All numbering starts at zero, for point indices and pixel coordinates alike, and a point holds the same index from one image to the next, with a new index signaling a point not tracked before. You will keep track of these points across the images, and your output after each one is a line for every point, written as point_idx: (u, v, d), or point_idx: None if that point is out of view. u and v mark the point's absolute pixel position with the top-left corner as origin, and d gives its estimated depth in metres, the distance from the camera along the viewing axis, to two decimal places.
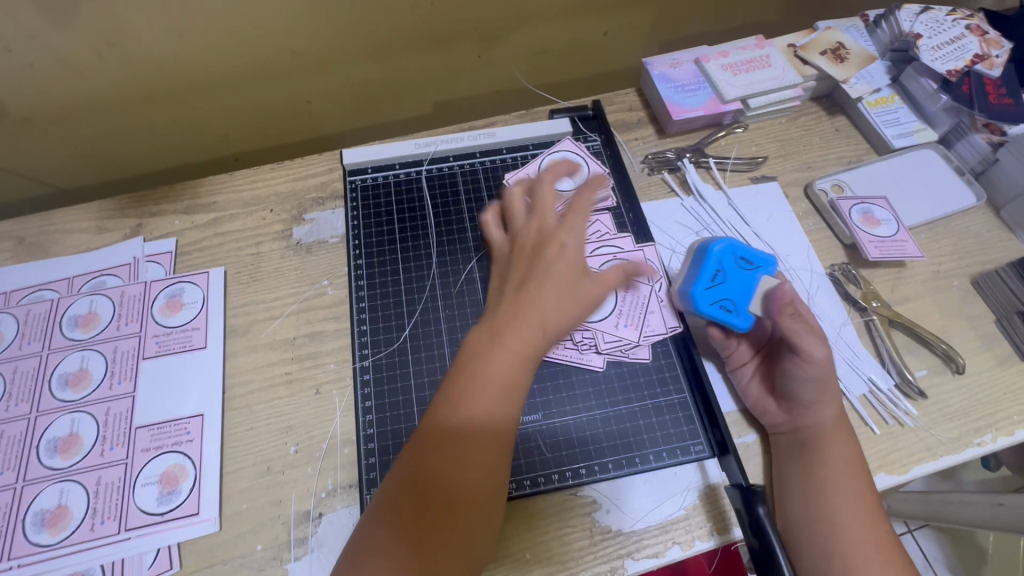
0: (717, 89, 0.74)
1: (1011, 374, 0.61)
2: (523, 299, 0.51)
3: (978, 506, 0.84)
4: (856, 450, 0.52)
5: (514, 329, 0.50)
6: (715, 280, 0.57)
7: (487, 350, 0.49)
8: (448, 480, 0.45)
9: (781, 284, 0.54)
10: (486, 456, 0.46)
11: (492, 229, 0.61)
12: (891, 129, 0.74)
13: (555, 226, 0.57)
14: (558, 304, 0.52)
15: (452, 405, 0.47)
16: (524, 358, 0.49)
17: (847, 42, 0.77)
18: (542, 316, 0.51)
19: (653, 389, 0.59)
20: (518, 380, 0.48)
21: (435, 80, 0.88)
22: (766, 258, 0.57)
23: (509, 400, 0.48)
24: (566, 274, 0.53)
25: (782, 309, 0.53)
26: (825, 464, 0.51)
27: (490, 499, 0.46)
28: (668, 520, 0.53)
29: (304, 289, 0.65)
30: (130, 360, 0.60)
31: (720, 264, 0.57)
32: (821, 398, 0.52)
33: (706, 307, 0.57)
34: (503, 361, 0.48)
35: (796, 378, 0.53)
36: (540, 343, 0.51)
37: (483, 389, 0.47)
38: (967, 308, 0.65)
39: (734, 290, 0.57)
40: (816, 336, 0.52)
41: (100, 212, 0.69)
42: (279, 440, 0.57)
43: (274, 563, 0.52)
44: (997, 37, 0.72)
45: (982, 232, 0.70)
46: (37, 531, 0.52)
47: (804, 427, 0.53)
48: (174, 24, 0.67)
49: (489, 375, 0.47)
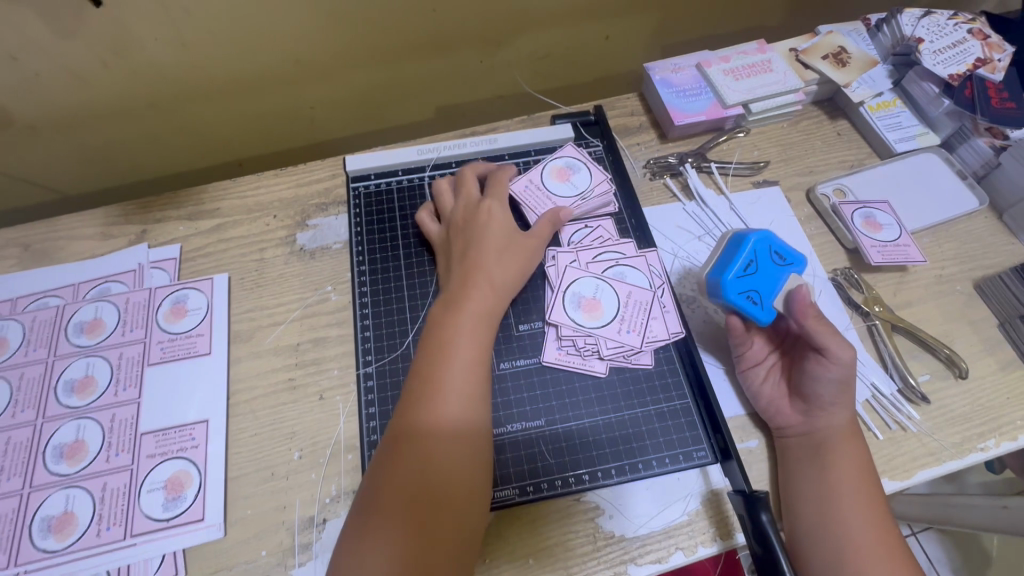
0: (719, 94, 0.74)
1: (1014, 378, 0.61)
2: (468, 264, 0.58)
3: (982, 509, 0.84)
4: (864, 457, 0.52)
5: (474, 297, 0.56)
6: (747, 269, 0.55)
7: (450, 319, 0.54)
8: (432, 441, 0.48)
9: (801, 286, 0.54)
10: (463, 413, 0.50)
11: (427, 225, 0.65)
12: (893, 134, 0.74)
13: (480, 198, 0.64)
14: (502, 263, 0.59)
15: (425, 373, 0.51)
16: (481, 320, 0.55)
17: (848, 46, 0.77)
18: (493, 278, 0.57)
19: (655, 395, 0.59)
20: (480, 339, 0.54)
21: (437, 85, 0.88)
22: (799, 256, 0.56)
23: (475, 359, 0.52)
24: (501, 233, 0.60)
25: (809, 307, 0.52)
26: (832, 470, 0.51)
27: (475, 452, 0.49)
28: (670, 526, 0.53)
29: (308, 295, 0.65)
30: (135, 367, 0.60)
31: (755, 255, 0.55)
32: (838, 401, 0.53)
33: (733, 294, 0.55)
34: (465, 325, 0.54)
35: (818, 377, 0.52)
36: (494, 302, 0.57)
37: (451, 353, 0.52)
38: (970, 313, 0.65)
39: (764, 282, 0.55)
40: (842, 337, 0.52)
41: (105, 219, 0.70)
42: (283, 446, 0.57)
43: (278, 569, 0.52)
44: (999, 41, 0.72)
45: (985, 236, 0.69)
46: (44, 537, 0.52)
47: (820, 430, 0.53)
48: (178, 32, 0.67)
49: (454, 340, 0.53)
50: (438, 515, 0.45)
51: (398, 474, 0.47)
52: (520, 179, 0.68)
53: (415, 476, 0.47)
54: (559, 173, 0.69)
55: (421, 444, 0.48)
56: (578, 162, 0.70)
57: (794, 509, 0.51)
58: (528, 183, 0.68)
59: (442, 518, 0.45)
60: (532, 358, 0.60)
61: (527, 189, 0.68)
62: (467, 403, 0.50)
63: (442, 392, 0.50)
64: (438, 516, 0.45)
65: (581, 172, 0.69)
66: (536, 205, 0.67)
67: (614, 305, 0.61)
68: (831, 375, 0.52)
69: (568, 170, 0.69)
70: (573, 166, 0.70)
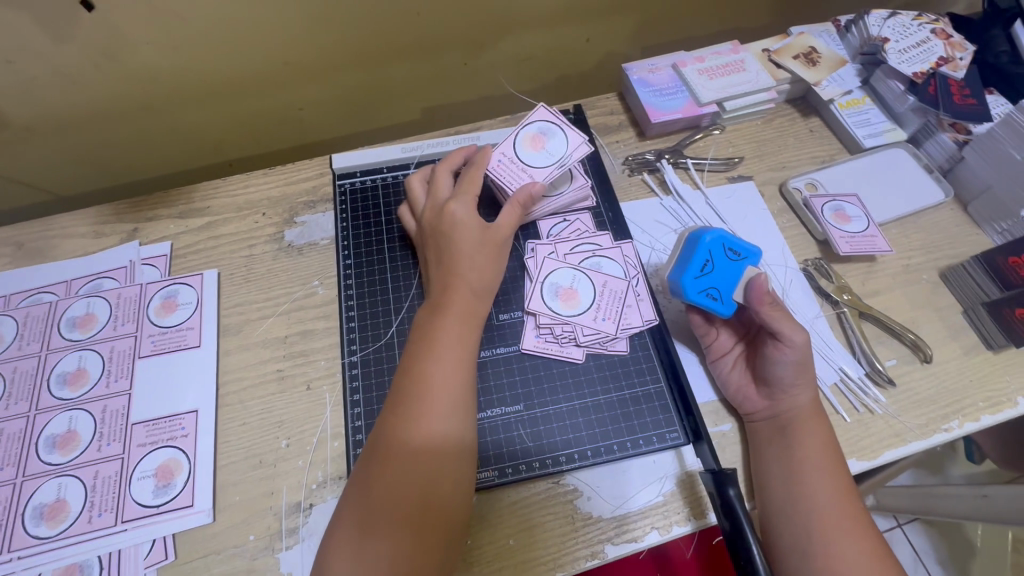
0: (694, 93, 0.76)
1: (977, 362, 0.63)
2: (447, 269, 0.59)
3: (961, 498, 0.86)
4: (830, 437, 0.54)
5: (456, 304, 0.57)
6: (705, 269, 0.58)
7: (435, 327, 0.55)
8: (417, 448, 0.49)
9: (757, 276, 0.55)
10: (447, 421, 0.51)
11: (406, 219, 0.68)
12: (862, 130, 0.77)
13: (445, 200, 0.63)
14: (476, 264, 0.59)
15: (412, 381, 0.52)
16: (463, 325, 0.56)
17: (819, 46, 0.80)
18: (470, 282, 0.58)
19: (631, 379, 0.61)
20: (464, 344, 0.55)
21: (424, 86, 0.91)
22: (752, 249, 0.58)
23: (459, 366, 0.54)
24: (473, 232, 0.61)
25: (762, 299, 0.54)
26: (797, 449, 0.53)
27: (460, 459, 0.51)
28: (646, 506, 0.55)
29: (296, 289, 0.67)
30: (126, 360, 0.62)
31: (710, 253, 0.58)
32: (798, 382, 0.55)
33: (693, 294, 0.59)
34: (448, 334, 0.55)
35: (777, 361, 0.55)
36: (474, 306, 0.58)
37: (436, 362, 0.53)
38: (935, 300, 0.67)
39: (721, 279, 0.58)
40: (794, 322, 0.54)
41: (97, 217, 0.72)
42: (271, 434, 0.59)
43: (266, 553, 0.53)
44: (961, 41, 0.75)
45: (950, 227, 0.72)
46: (36, 524, 0.54)
47: (784, 412, 0.55)
48: (169, 36, 0.69)
49: (438, 348, 0.54)
50: (424, 520, 0.47)
51: (384, 479, 0.48)
52: (495, 153, 0.66)
53: (401, 482, 0.48)
54: (532, 142, 0.66)
55: (407, 451, 0.49)
56: (552, 125, 0.66)
57: (764, 488, 0.53)
58: (501, 157, 0.66)
59: (428, 522, 0.47)
60: (512, 345, 0.62)
61: (501, 164, 0.65)
62: (452, 410, 0.51)
63: (427, 400, 0.51)
64: (423, 520, 0.47)
65: (556, 138, 0.66)
66: (511, 180, 0.65)
67: (590, 294, 0.63)
68: (788, 358, 0.54)
69: (542, 137, 0.66)
70: (547, 131, 0.66)
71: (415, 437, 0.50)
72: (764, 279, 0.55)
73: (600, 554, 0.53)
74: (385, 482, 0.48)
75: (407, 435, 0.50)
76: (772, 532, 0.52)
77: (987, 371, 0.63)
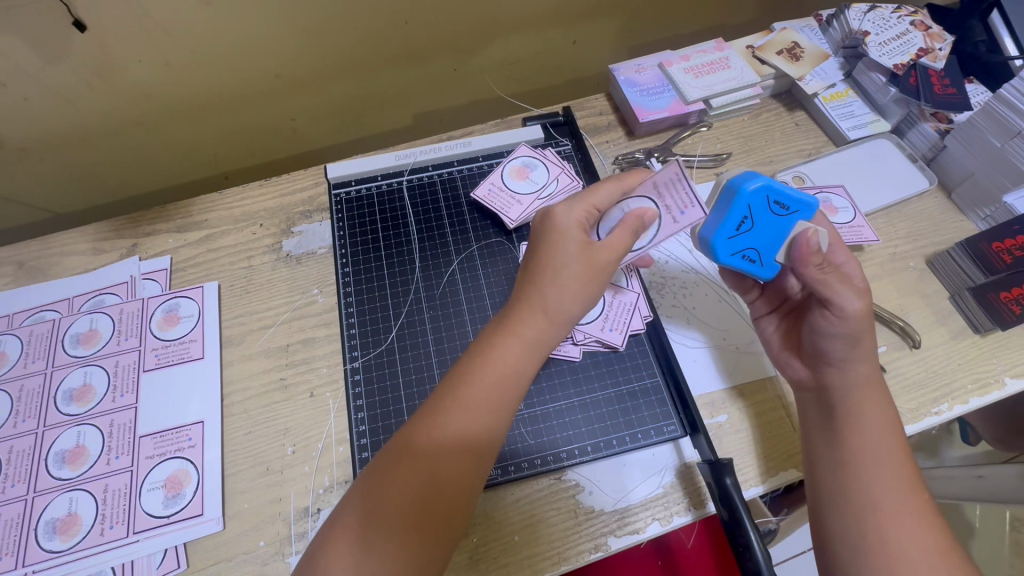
0: (680, 91, 0.78)
1: (964, 347, 0.65)
2: (534, 282, 0.54)
3: (956, 479, 0.90)
4: (889, 412, 0.52)
5: (524, 329, 0.52)
6: (742, 228, 0.53)
7: (495, 342, 0.52)
8: (444, 467, 0.47)
9: (806, 230, 0.51)
10: (476, 448, 0.48)
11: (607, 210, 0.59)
12: (846, 122, 0.78)
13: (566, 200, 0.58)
14: (564, 290, 0.53)
15: (453, 398, 0.49)
16: (526, 352, 0.52)
17: (801, 41, 0.82)
18: (550, 308, 0.53)
19: (627, 374, 0.63)
20: (517, 373, 0.51)
21: (416, 93, 0.92)
22: (804, 200, 0.52)
23: (507, 391, 0.50)
24: (576, 249, 0.54)
25: (807, 260, 0.51)
26: (859, 434, 0.51)
27: (477, 485, 0.48)
28: (648, 498, 0.56)
29: (296, 298, 0.68)
30: (131, 374, 0.63)
31: (750, 209, 0.52)
32: (852, 357, 0.52)
33: (726, 257, 0.54)
34: (506, 354, 0.51)
35: (825, 333, 0.53)
36: (548, 335, 0.53)
37: (479, 383, 0.50)
38: (922, 287, 0.69)
39: (761, 240, 0.53)
40: (847, 290, 0.50)
41: (96, 234, 0.72)
42: (277, 441, 0.60)
43: (276, 558, 0.54)
44: (940, 32, 0.76)
45: (936, 215, 0.73)
46: (50, 538, 0.55)
47: (833, 387, 0.54)
48: (161, 53, 0.70)
49: (488, 367, 0.50)
50: (430, 550, 0.45)
51: (401, 484, 0.46)
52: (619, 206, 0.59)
53: (421, 504, 0.45)
54: (518, 172, 0.73)
55: (430, 475, 0.46)
56: (535, 160, 0.74)
57: (814, 475, 0.53)
58: (491, 186, 0.72)
59: (428, 541, 0.45)
60: None
61: (491, 192, 0.72)
62: (484, 437, 0.48)
63: (466, 420, 0.48)
64: (430, 548, 0.45)
65: (540, 169, 0.73)
66: (502, 206, 0.71)
67: (599, 304, 0.65)
68: (836, 330, 0.52)
69: (526, 169, 0.74)
70: (531, 165, 0.74)
71: (439, 458, 0.47)
72: (816, 237, 0.50)
73: (604, 547, 0.54)
74: (404, 504, 0.45)
75: (434, 444, 0.47)
76: (823, 522, 0.51)
77: (974, 355, 0.64)
